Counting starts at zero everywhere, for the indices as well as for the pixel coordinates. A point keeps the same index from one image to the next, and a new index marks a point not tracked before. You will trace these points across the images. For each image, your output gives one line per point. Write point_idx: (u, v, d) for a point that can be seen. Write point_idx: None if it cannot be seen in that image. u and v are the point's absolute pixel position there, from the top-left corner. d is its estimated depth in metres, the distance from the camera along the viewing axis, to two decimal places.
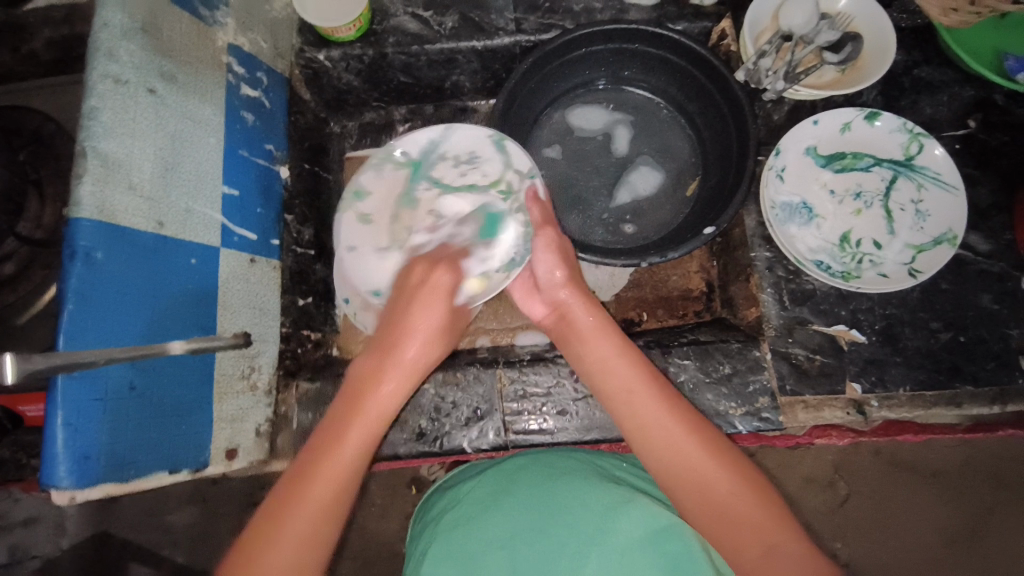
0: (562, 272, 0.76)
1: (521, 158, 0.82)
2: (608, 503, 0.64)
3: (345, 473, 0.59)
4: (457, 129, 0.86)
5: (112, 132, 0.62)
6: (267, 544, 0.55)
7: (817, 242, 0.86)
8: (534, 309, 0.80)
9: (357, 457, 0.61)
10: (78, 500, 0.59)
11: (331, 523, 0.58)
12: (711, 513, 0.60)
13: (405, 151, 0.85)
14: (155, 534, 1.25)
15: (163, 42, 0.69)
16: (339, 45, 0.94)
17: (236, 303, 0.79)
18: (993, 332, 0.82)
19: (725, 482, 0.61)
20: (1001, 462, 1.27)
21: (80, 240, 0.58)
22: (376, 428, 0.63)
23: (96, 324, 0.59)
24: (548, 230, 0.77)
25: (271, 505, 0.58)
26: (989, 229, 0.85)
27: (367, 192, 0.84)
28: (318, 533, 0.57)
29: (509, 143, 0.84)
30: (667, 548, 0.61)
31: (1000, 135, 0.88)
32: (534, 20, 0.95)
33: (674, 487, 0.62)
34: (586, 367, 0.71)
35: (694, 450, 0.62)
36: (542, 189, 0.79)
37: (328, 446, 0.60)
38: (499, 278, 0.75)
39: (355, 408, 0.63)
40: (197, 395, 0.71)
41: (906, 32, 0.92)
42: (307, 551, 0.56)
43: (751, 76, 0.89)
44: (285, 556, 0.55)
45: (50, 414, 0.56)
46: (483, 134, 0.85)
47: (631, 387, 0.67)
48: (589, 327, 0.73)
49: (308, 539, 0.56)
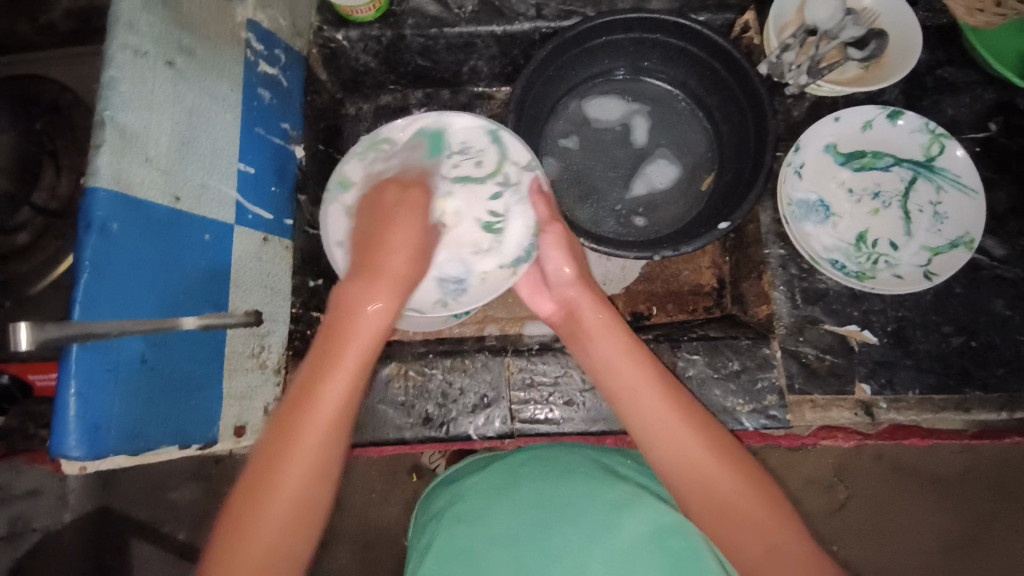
0: (571, 267, 0.77)
1: (518, 150, 0.82)
2: (612, 500, 0.65)
3: (344, 398, 0.59)
4: (448, 117, 0.82)
5: (131, 104, 0.61)
6: (279, 469, 0.56)
7: (833, 241, 0.85)
8: (542, 305, 0.80)
9: (352, 382, 0.59)
10: (87, 470, 0.60)
11: (335, 447, 0.58)
12: (714, 509, 0.60)
13: (395, 138, 0.81)
14: (157, 509, 1.27)
15: (184, 15, 0.68)
16: (358, 25, 0.93)
17: (248, 281, 0.79)
18: (1005, 339, 0.82)
19: (729, 481, 0.61)
20: (1003, 471, 1.27)
21: (97, 212, 0.58)
22: (370, 346, 0.61)
23: (111, 295, 0.59)
24: (557, 226, 0.78)
25: (275, 435, 0.57)
26: (1006, 234, 0.85)
27: (351, 181, 0.80)
28: (326, 457, 0.58)
29: (504, 132, 0.82)
30: (670, 544, 0.61)
31: (1022, 140, 0.87)
32: (555, 6, 0.94)
33: (678, 482, 0.62)
34: (593, 365, 0.71)
35: (698, 448, 0.62)
36: (545, 183, 0.81)
37: (319, 371, 0.59)
38: (507, 275, 0.80)
39: (344, 330, 0.61)
40: (207, 371, 0.72)
41: (931, 31, 0.90)
42: (318, 476, 0.57)
43: (774, 69, 0.89)
44: (296, 483, 0.56)
45: (63, 383, 0.56)
46: (475, 122, 0.82)
47: (637, 386, 0.67)
48: (597, 324, 0.72)
49: (319, 463, 0.57)
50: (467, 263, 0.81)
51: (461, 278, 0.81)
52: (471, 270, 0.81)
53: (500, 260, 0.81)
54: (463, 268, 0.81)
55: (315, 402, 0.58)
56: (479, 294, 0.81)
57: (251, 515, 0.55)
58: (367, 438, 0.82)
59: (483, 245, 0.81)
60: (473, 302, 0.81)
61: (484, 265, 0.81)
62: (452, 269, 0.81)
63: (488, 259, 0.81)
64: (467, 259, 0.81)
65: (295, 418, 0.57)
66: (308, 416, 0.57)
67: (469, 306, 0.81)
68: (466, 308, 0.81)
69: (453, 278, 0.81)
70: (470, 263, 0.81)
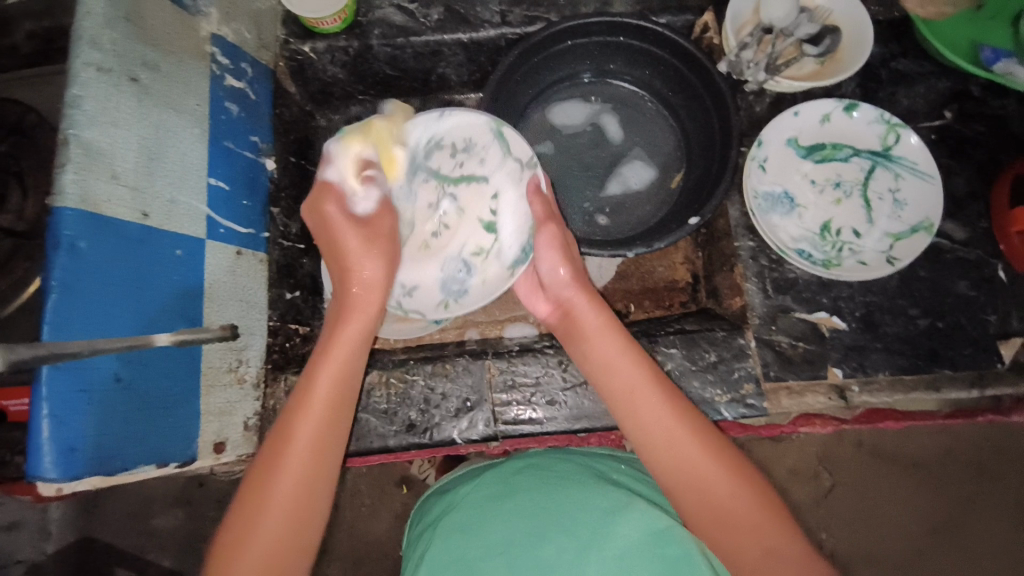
0: (565, 268, 0.75)
1: (520, 147, 0.79)
2: (608, 507, 0.65)
3: (319, 436, 0.63)
4: (452, 114, 0.80)
5: (96, 121, 0.61)
6: (266, 490, 0.60)
7: (799, 232, 0.87)
8: (538, 306, 0.80)
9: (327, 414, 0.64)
10: (64, 491, 0.59)
11: (319, 480, 0.63)
12: (711, 515, 0.61)
13: None
14: (140, 538, 1.24)
15: (146, 31, 0.69)
16: (324, 37, 0.94)
17: (223, 296, 0.79)
18: (971, 319, 0.84)
19: (727, 486, 0.62)
20: (982, 451, 1.30)
21: (64, 230, 0.57)
22: (346, 374, 0.66)
23: (82, 314, 0.59)
24: (552, 226, 0.76)
25: (252, 480, 0.61)
26: (966, 217, 0.88)
27: None
28: (314, 474, 0.62)
29: (506, 129, 0.80)
30: (666, 551, 0.59)
31: (975, 126, 0.90)
32: (519, 12, 0.95)
33: (673, 484, 0.63)
34: (592, 364, 0.71)
35: (696, 452, 0.63)
36: (544, 183, 0.78)
37: (296, 410, 0.63)
38: (504, 276, 0.79)
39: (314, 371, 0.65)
40: (184, 390, 0.71)
41: (884, 25, 0.93)
42: (303, 495, 0.61)
43: (733, 67, 0.91)
44: (275, 523, 0.59)
45: (35, 406, 0.55)
46: (478, 120, 0.81)
47: (634, 386, 0.67)
48: (596, 326, 0.72)
49: (300, 489, 0.61)
50: (468, 265, 0.82)
51: (463, 281, 0.82)
52: (474, 272, 0.81)
53: (501, 261, 0.80)
54: (464, 271, 0.82)
55: (289, 442, 0.62)
56: (479, 295, 0.81)
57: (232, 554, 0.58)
58: (350, 448, 0.82)
59: (485, 247, 0.81)
60: (473, 304, 0.81)
61: (486, 268, 0.81)
62: (454, 271, 0.82)
63: (489, 262, 0.81)
64: (467, 261, 0.82)
65: (280, 444, 0.62)
66: (290, 442, 0.62)
67: (470, 307, 0.81)
68: (467, 310, 0.81)
69: (456, 280, 0.82)
70: (470, 264, 0.82)
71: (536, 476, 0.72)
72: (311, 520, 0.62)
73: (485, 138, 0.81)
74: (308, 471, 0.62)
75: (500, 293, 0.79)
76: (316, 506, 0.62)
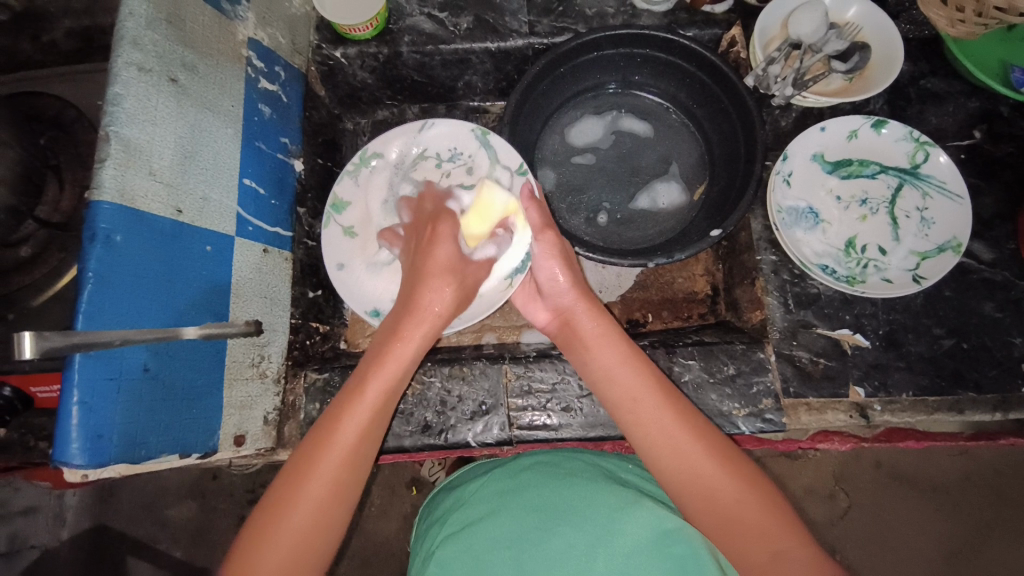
0: (564, 274, 0.77)
1: (508, 154, 0.85)
2: (617, 505, 0.65)
3: (372, 418, 0.63)
4: (435, 126, 0.89)
5: (136, 119, 0.63)
6: (308, 472, 0.60)
7: (823, 247, 0.87)
8: (534, 313, 0.81)
9: (382, 402, 0.64)
10: (89, 478, 0.60)
11: (351, 485, 0.62)
12: (719, 518, 0.61)
13: (380, 153, 0.88)
14: (153, 527, 1.27)
15: (186, 33, 0.71)
16: (355, 43, 0.95)
17: (249, 292, 0.80)
18: (996, 339, 0.83)
19: (733, 490, 0.61)
20: (1002, 478, 1.28)
21: (101, 223, 0.59)
22: (401, 373, 0.66)
23: (113, 305, 0.60)
24: (550, 234, 0.78)
25: (291, 471, 0.60)
26: (993, 238, 0.86)
27: (346, 202, 0.86)
28: (354, 462, 0.62)
29: (491, 135, 0.86)
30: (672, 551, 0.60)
31: (1006, 147, 0.90)
32: (547, 23, 0.97)
33: (678, 486, 0.63)
34: (591, 375, 0.72)
35: (703, 459, 0.63)
36: (537, 187, 0.79)
37: (341, 413, 0.63)
38: (502, 287, 0.79)
39: (378, 359, 0.66)
40: (209, 380, 0.72)
41: (914, 43, 0.94)
42: (345, 483, 0.61)
43: (760, 82, 0.91)
44: (310, 507, 0.59)
45: (66, 392, 0.56)
46: (464, 128, 0.88)
47: (635, 394, 0.68)
48: (594, 334, 0.73)
49: (339, 476, 0.60)
50: None
51: None
52: None
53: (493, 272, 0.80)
54: None
55: (337, 427, 0.62)
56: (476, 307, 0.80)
57: (258, 546, 0.56)
58: None
59: None
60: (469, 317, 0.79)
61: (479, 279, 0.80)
62: None
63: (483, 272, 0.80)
64: None
65: (334, 425, 0.62)
66: (345, 424, 0.62)
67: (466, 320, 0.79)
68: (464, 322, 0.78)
69: None
70: None
71: (544, 474, 0.72)
72: (342, 507, 0.61)
73: (470, 149, 0.87)
74: (352, 458, 0.62)
75: (499, 304, 0.79)
76: (350, 496, 0.62)
